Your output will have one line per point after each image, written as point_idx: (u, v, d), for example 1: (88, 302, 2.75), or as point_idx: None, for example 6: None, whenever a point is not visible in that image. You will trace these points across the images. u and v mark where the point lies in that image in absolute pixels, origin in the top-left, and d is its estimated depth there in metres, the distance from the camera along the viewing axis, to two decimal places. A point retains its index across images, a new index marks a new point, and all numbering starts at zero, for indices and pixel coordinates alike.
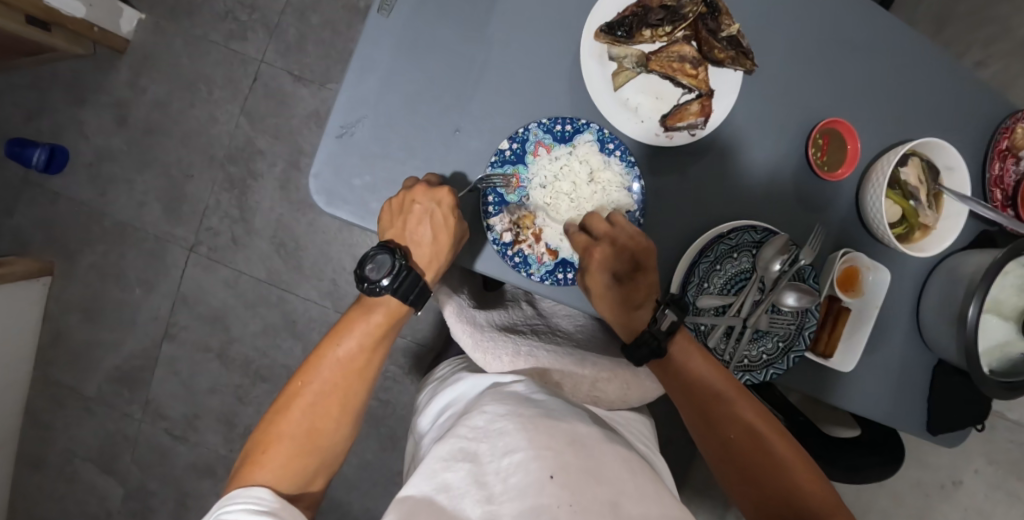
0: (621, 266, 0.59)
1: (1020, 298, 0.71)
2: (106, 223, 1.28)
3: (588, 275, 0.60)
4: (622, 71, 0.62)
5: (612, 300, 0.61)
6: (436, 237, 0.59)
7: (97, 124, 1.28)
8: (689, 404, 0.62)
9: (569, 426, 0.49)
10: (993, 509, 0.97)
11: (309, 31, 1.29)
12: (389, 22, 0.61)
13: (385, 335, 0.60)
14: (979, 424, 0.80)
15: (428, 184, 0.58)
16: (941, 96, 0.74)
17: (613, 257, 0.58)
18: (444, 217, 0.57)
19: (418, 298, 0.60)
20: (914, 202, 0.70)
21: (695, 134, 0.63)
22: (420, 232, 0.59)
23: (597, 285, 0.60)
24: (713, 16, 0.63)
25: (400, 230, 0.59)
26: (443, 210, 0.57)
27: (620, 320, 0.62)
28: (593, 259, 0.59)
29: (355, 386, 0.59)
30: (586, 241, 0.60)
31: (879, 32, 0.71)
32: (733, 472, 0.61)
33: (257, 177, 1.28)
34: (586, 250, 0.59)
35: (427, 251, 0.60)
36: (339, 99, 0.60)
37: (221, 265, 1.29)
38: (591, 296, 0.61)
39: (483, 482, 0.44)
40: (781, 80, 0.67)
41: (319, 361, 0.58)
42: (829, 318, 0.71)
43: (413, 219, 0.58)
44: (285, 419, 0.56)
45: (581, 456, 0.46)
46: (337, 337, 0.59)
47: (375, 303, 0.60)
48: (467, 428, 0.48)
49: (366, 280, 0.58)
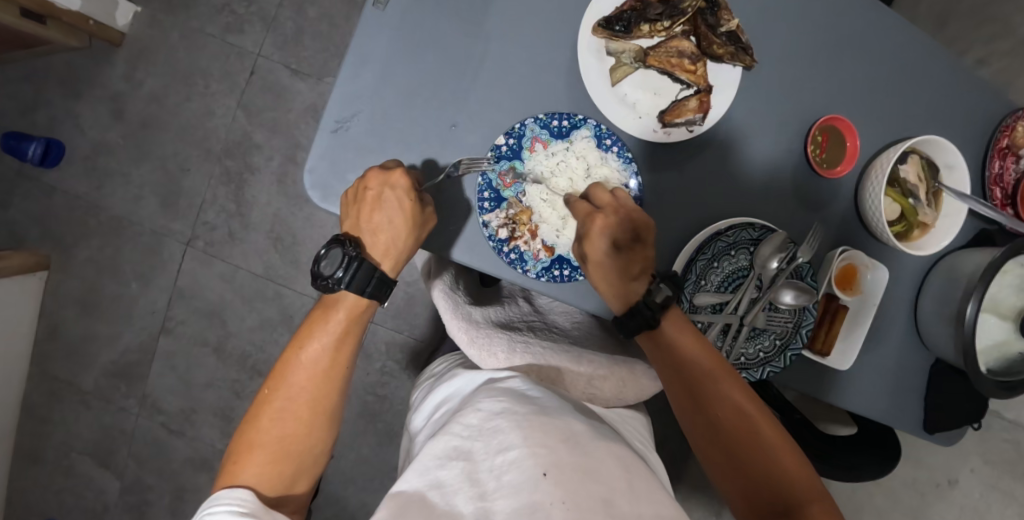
0: (623, 234, 0.57)
1: (1018, 298, 0.72)
2: (102, 217, 1.28)
3: (586, 240, 0.58)
4: (619, 66, 0.62)
5: (606, 270, 0.58)
6: (393, 225, 0.58)
7: (94, 117, 1.27)
8: (680, 388, 0.60)
9: (561, 422, 0.49)
10: (989, 508, 0.93)
11: (306, 24, 1.28)
12: (385, 16, 0.60)
13: (349, 332, 0.60)
14: (977, 423, 0.79)
15: (383, 169, 0.57)
16: (942, 93, 0.74)
17: (616, 223, 0.57)
18: (397, 202, 0.56)
19: (378, 289, 0.59)
20: (913, 200, 0.70)
21: (693, 130, 0.63)
22: (376, 220, 0.58)
23: (595, 252, 0.58)
24: (713, 12, 0.62)
25: (354, 222, 0.59)
26: (395, 195, 0.56)
27: (614, 291, 0.59)
28: (596, 223, 0.57)
29: (325, 387, 0.58)
30: (588, 208, 0.59)
31: (879, 28, 0.70)
32: (720, 460, 0.59)
33: (254, 171, 1.28)
34: (589, 215, 0.58)
35: (383, 239, 0.59)
36: (335, 93, 0.60)
37: (218, 259, 1.28)
38: (587, 265, 0.59)
39: (476, 479, 0.44)
40: (780, 77, 0.67)
41: (286, 367, 0.58)
42: (827, 316, 0.71)
43: (367, 206, 0.57)
44: (257, 427, 0.56)
45: (575, 452, 0.46)
46: (300, 341, 0.59)
47: (336, 301, 0.60)
48: (462, 426, 0.48)
49: (320, 277, 0.57)
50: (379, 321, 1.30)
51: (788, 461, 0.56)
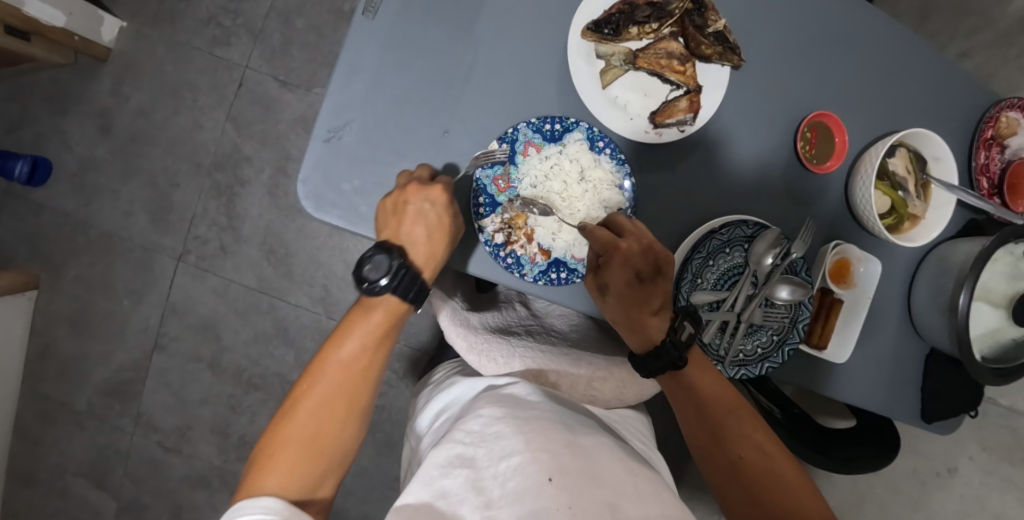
0: (645, 266, 0.58)
1: (1009, 286, 0.74)
2: (91, 234, 1.26)
3: (612, 270, 0.58)
4: (610, 69, 0.62)
5: (627, 301, 0.59)
6: (431, 236, 0.58)
7: (81, 133, 1.26)
8: (696, 421, 0.62)
9: (563, 426, 0.49)
10: (991, 496, 0.88)
11: (294, 35, 1.28)
12: (374, 25, 0.60)
13: (385, 336, 0.59)
14: (973, 412, 0.81)
15: (423, 183, 0.57)
16: (926, 87, 0.75)
17: (639, 253, 0.57)
18: (440, 214, 0.58)
19: (415, 295, 0.59)
20: (902, 192, 0.71)
21: (685, 130, 0.63)
22: (415, 232, 0.57)
23: (620, 283, 0.58)
24: (699, 13, 0.62)
25: (395, 231, 0.58)
26: (436, 210, 0.57)
27: (634, 322, 0.60)
28: (621, 254, 0.57)
29: (359, 388, 0.57)
30: (610, 237, 0.58)
31: (863, 24, 0.71)
32: (739, 496, 0.59)
33: (245, 184, 1.27)
34: (611, 244, 0.57)
35: (423, 251, 0.58)
36: (326, 103, 0.60)
37: (210, 273, 1.27)
38: (609, 294, 0.59)
39: (480, 486, 0.44)
40: (768, 75, 0.67)
41: (322, 364, 0.56)
42: (822, 310, 0.71)
43: (408, 219, 0.57)
44: (288, 425, 0.54)
45: (577, 456, 0.46)
46: (338, 339, 0.58)
47: (374, 303, 0.58)
48: (463, 433, 0.48)
49: (365, 281, 0.57)
50: None
51: (807, 495, 0.57)
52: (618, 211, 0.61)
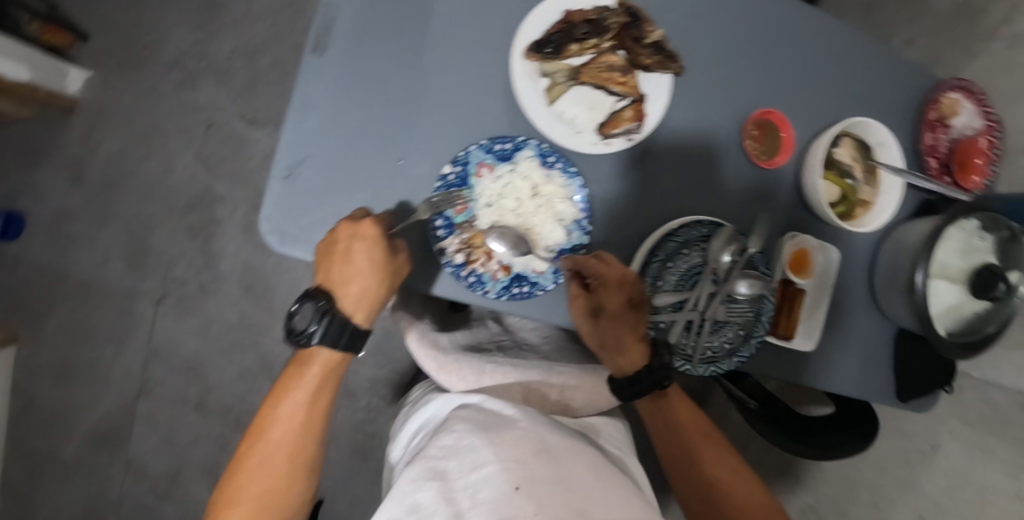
0: (634, 294, 0.63)
1: (964, 260, 0.76)
2: (68, 284, 1.26)
3: (608, 295, 0.62)
4: (554, 85, 0.64)
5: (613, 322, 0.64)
6: (365, 275, 0.58)
7: (52, 184, 1.26)
8: (672, 441, 0.69)
9: (534, 433, 0.50)
10: (972, 468, 0.85)
11: (259, 74, 1.30)
12: (325, 62, 0.62)
13: (323, 387, 0.61)
14: (947, 387, 0.82)
15: (350, 220, 0.56)
16: (865, 78, 0.78)
17: (631, 282, 0.62)
18: (369, 254, 0.56)
19: (349, 341, 0.60)
20: (851, 180, 0.73)
21: (632, 138, 0.65)
22: (348, 273, 0.58)
23: (615, 306, 0.63)
24: (636, 25, 0.66)
25: (328, 273, 0.59)
26: (367, 244, 0.55)
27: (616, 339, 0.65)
28: (620, 282, 0.61)
29: (302, 441, 0.59)
30: (606, 266, 0.61)
31: (797, 24, 0.74)
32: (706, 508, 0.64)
33: (220, 222, 1.28)
34: (611, 273, 0.61)
35: (357, 290, 0.59)
36: (282, 141, 0.61)
37: (191, 314, 1.27)
38: (603, 317, 0.64)
39: (452, 498, 0.44)
40: (710, 79, 0.70)
41: (263, 424, 0.59)
42: (785, 301, 0.73)
43: (339, 260, 0.57)
44: (236, 485, 0.56)
45: (546, 462, 0.46)
46: (277, 397, 0.60)
47: (309, 355, 0.60)
48: (437, 448, 0.49)
49: (293, 332, 0.59)
50: (360, 359, 1.31)
51: (769, 513, 0.62)
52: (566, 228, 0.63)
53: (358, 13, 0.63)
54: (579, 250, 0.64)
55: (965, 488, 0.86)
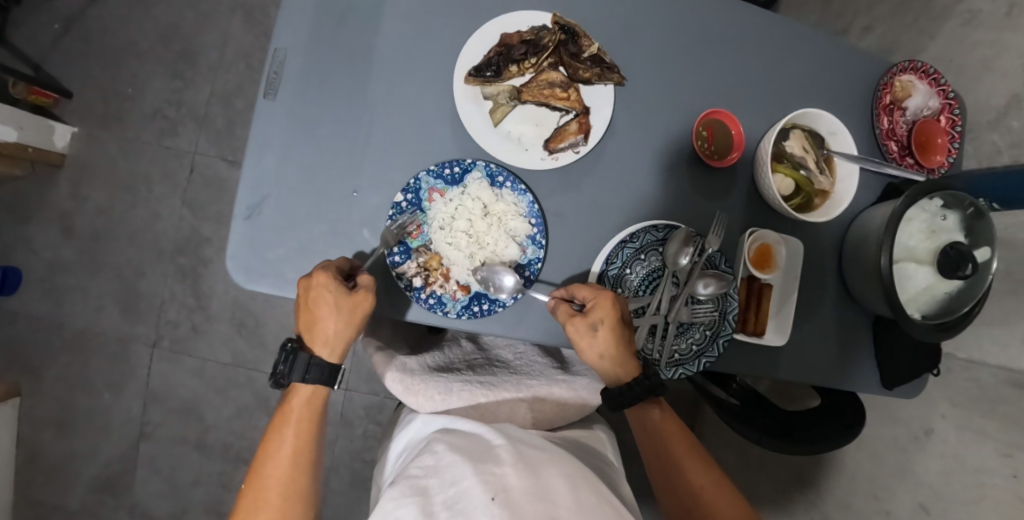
0: (620, 312, 0.61)
1: (931, 241, 0.72)
2: (66, 334, 1.29)
3: (600, 305, 0.60)
4: (498, 107, 0.66)
5: (610, 340, 0.61)
6: (336, 320, 0.60)
7: (44, 239, 1.29)
8: (659, 456, 0.66)
9: (513, 448, 0.51)
10: (966, 451, 0.81)
11: (237, 116, 1.34)
12: (277, 104, 0.64)
13: (310, 418, 0.62)
14: (936, 371, 0.77)
15: (307, 275, 0.59)
16: (812, 71, 0.78)
17: (614, 301, 0.61)
18: (323, 300, 0.58)
19: (323, 375, 0.61)
20: (805, 171, 0.72)
21: (579, 151, 0.67)
22: (319, 319, 0.60)
23: (612, 316, 0.60)
24: (573, 41, 0.68)
25: (306, 320, 0.61)
26: (323, 290, 0.58)
27: (614, 358, 0.62)
28: (605, 300, 0.60)
29: (298, 473, 0.60)
30: (589, 290, 0.61)
31: (738, 25, 0.75)
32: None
33: (208, 263, 1.31)
34: (595, 293, 0.61)
35: (327, 332, 0.60)
36: (241, 183, 0.63)
37: (186, 355, 1.30)
38: (602, 328, 0.60)
39: (431, 512, 0.44)
40: (653, 87, 0.71)
41: (263, 459, 0.60)
42: (753, 298, 0.72)
43: (305, 306, 0.60)
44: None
45: (524, 472, 0.47)
46: (272, 431, 0.61)
47: (292, 394, 0.62)
48: (419, 469, 0.50)
49: (275, 376, 0.61)
50: (354, 387, 1.33)
51: None
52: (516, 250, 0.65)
53: (305, 54, 0.65)
54: (536, 264, 0.65)
55: (965, 473, 0.81)
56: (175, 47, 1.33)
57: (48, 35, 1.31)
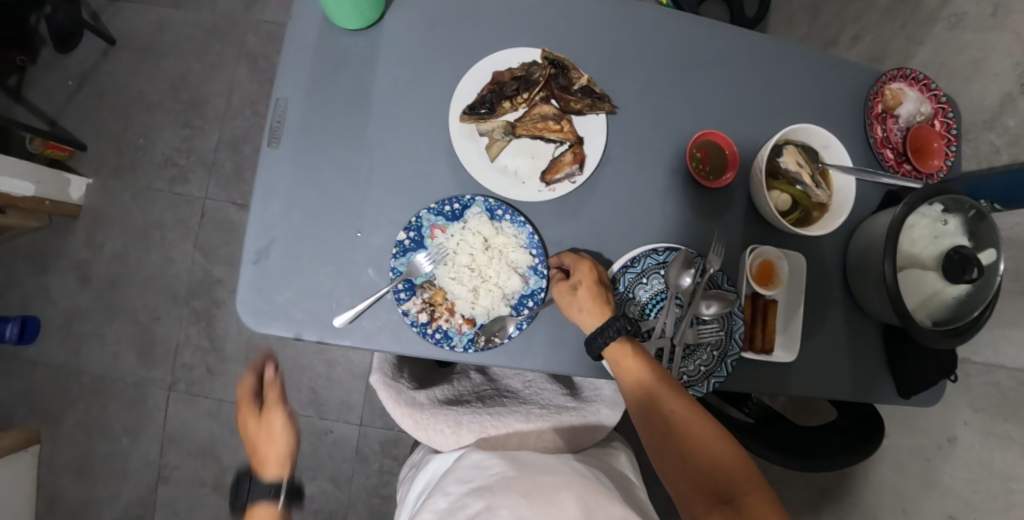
0: (600, 273, 0.64)
1: (935, 247, 0.70)
2: (84, 380, 1.31)
3: (580, 269, 0.63)
4: (493, 142, 0.68)
5: (591, 293, 0.62)
6: (278, 433, 0.69)
7: (63, 287, 1.32)
8: (631, 387, 0.59)
9: (524, 477, 0.51)
10: (993, 457, 0.78)
11: (244, 161, 1.38)
12: (280, 151, 0.66)
13: None
14: (952, 377, 0.76)
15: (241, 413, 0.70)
16: (803, 86, 0.79)
17: (595, 264, 0.64)
18: (255, 424, 0.70)
19: (270, 492, 0.67)
20: (801, 186, 0.73)
21: (575, 181, 0.69)
22: (264, 438, 0.69)
23: (591, 278, 0.62)
24: (563, 74, 0.71)
25: (253, 446, 0.70)
26: (249, 412, 0.70)
27: (598, 312, 0.61)
28: (586, 259, 0.64)
29: None
30: (572, 254, 0.65)
31: (725, 49, 0.77)
32: (672, 464, 0.56)
33: (221, 305, 1.34)
34: (576, 255, 0.65)
35: (270, 448, 0.69)
36: (249, 229, 0.65)
37: (202, 397, 1.32)
38: (581, 287, 0.62)
39: None
40: (644, 113, 0.72)
41: None
42: (759, 314, 0.71)
43: (254, 433, 0.70)
44: None
45: (536, 502, 0.47)
46: None
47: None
48: (431, 512, 0.51)
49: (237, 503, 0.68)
50: (367, 422, 1.34)
51: (733, 466, 0.53)
52: (520, 277, 0.66)
53: (306, 103, 0.67)
54: (540, 293, 0.66)
55: (992, 481, 0.77)
56: (184, 97, 1.38)
57: (64, 92, 1.36)
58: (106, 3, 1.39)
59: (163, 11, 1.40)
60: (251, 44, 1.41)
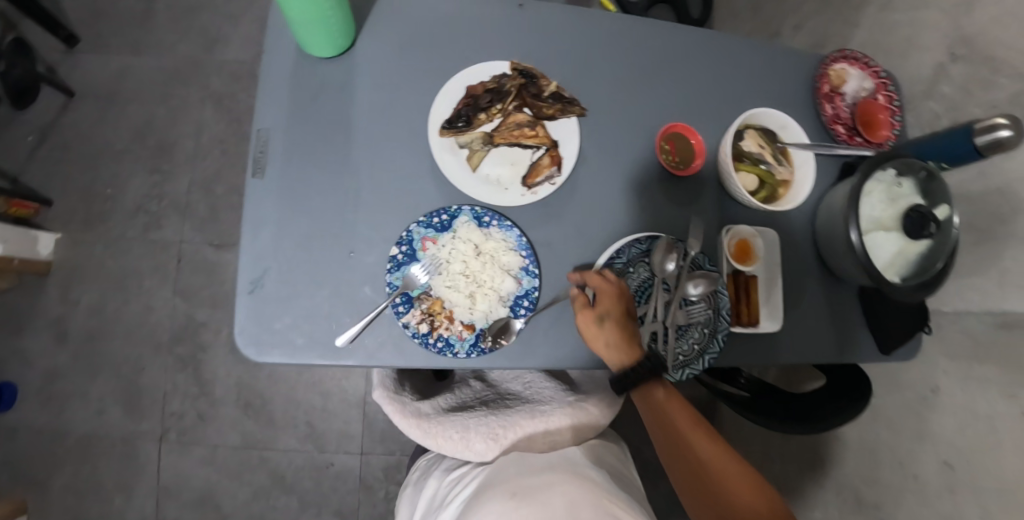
0: (624, 301, 0.65)
1: (895, 208, 0.75)
2: (69, 442, 1.26)
3: (607, 299, 0.64)
4: (474, 153, 0.71)
5: (619, 329, 0.63)
6: None
7: (39, 348, 1.28)
8: (663, 429, 0.64)
9: (515, 483, 0.57)
10: (974, 401, 0.82)
11: (218, 201, 1.37)
12: (266, 181, 0.67)
13: None
14: (926, 331, 0.81)
15: None
16: (755, 74, 0.85)
17: (620, 291, 0.65)
18: None
19: None
20: (765, 165, 0.78)
21: (555, 182, 0.72)
22: None
23: (618, 312, 0.64)
24: (533, 84, 0.74)
25: None
26: None
27: (625, 346, 0.63)
28: (612, 288, 0.64)
29: None
30: (596, 278, 0.65)
31: (680, 46, 0.81)
32: (704, 505, 0.61)
33: (207, 348, 1.31)
34: (600, 279, 0.65)
35: None
36: (241, 261, 0.66)
37: (195, 445, 1.29)
38: (609, 322, 0.63)
39: None
40: (612, 113, 0.76)
41: None
42: (742, 289, 0.75)
43: None
44: None
45: (526, 504, 0.53)
46: None
47: None
48: None
49: None
50: (369, 450, 1.32)
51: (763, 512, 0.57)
52: (513, 279, 0.68)
53: (287, 132, 0.69)
54: (533, 293, 0.68)
55: (976, 423, 0.81)
56: (150, 143, 1.37)
57: (25, 148, 1.33)
58: (62, 57, 1.37)
59: (122, 59, 1.39)
60: (215, 85, 1.41)
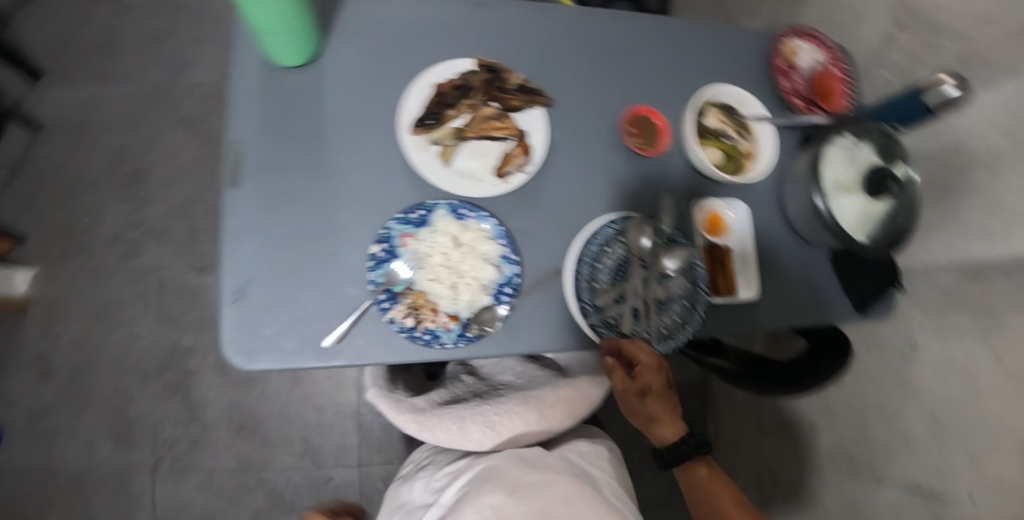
0: (663, 374, 0.70)
1: (856, 171, 0.77)
2: (59, 480, 1.23)
3: (649, 378, 0.69)
4: (445, 148, 0.72)
5: (661, 403, 0.72)
6: None
7: (22, 387, 1.26)
8: None
9: (512, 477, 0.62)
10: (950, 352, 0.84)
11: (196, 224, 1.36)
12: (243, 190, 0.68)
13: None
14: (900, 289, 0.83)
15: None
16: (713, 55, 0.88)
17: (658, 365, 0.70)
18: None
19: None
20: (729, 140, 0.81)
21: (527, 170, 0.73)
22: None
23: (661, 386, 0.71)
24: (498, 78, 0.76)
25: None
26: None
27: (663, 410, 0.73)
28: (653, 368, 0.69)
29: None
30: (639, 358, 0.69)
31: (639, 32, 0.84)
32: None
33: (196, 373, 1.30)
34: (641, 360, 0.69)
35: None
36: (223, 271, 0.66)
37: (190, 472, 1.27)
38: (652, 397, 0.71)
39: None
40: (578, 100, 0.79)
41: None
42: (716, 264, 0.79)
43: None
44: None
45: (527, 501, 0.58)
46: None
47: None
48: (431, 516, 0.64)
49: None
50: (367, 462, 1.32)
51: None
52: (495, 268, 0.70)
53: (260, 141, 0.69)
54: (515, 279, 0.70)
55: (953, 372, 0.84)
56: (123, 171, 1.36)
57: None
58: (27, 91, 1.36)
59: (89, 90, 1.39)
60: (186, 109, 1.41)
